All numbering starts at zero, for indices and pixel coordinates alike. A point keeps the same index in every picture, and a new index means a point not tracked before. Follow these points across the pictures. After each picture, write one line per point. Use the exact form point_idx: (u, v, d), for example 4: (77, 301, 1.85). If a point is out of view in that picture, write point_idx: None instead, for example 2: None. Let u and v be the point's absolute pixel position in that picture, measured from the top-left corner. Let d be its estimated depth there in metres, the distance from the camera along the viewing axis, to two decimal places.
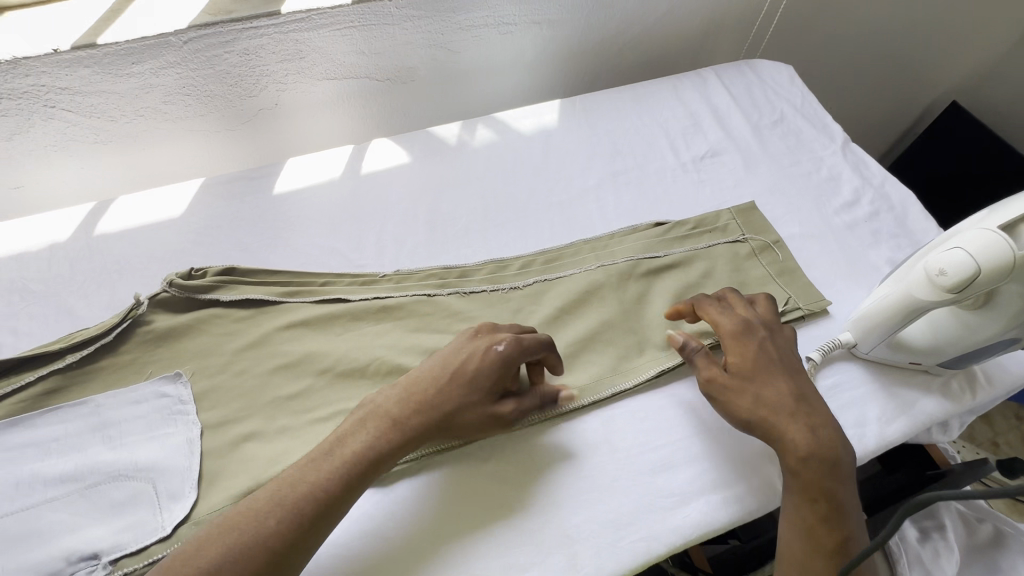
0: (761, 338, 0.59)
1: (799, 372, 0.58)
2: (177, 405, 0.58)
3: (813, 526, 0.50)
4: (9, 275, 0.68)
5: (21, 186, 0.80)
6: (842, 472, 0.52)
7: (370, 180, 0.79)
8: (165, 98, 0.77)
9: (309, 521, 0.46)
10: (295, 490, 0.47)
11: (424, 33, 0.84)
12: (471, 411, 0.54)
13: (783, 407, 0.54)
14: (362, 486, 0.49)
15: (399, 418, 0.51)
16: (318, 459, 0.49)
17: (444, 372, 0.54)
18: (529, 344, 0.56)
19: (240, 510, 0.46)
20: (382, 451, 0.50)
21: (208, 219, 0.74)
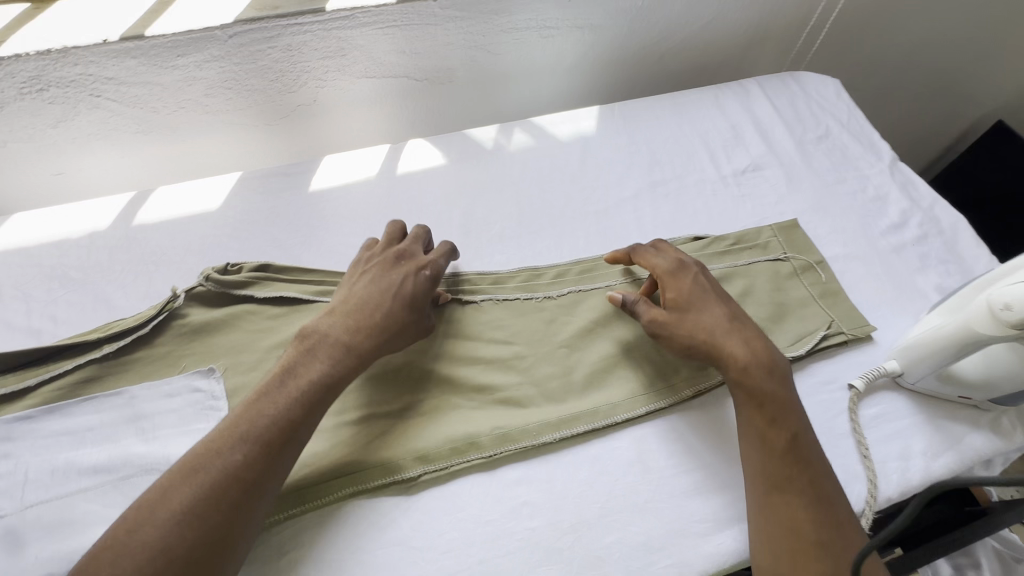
0: (693, 274, 0.64)
1: (729, 300, 0.64)
2: (210, 401, 0.58)
3: (764, 432, 0.55)
4: (50, 262, 0.69)
5: (64, 172, 0.81)
6: (782, 387, 0.57)
7: (405, 181, 0.79)
8: (207, 91, 0.78)
9: (277, 445, 0.48)
10: (254, 422, 0.49)
11: (466, 35, 0.83)
12: (413, 324, 0.59)
13: (717, 335, 0.59)
14: (322, 405, 0.53)
15: (348, 336, 0.56)
16: (269, 389, 0.51)
17: (384, 290, 0.59)
18: (440, 262, 0.64)
19: (196, 455, 0.47)
20: (337, 363, 0.54)
21: (244, 214, 0.74)
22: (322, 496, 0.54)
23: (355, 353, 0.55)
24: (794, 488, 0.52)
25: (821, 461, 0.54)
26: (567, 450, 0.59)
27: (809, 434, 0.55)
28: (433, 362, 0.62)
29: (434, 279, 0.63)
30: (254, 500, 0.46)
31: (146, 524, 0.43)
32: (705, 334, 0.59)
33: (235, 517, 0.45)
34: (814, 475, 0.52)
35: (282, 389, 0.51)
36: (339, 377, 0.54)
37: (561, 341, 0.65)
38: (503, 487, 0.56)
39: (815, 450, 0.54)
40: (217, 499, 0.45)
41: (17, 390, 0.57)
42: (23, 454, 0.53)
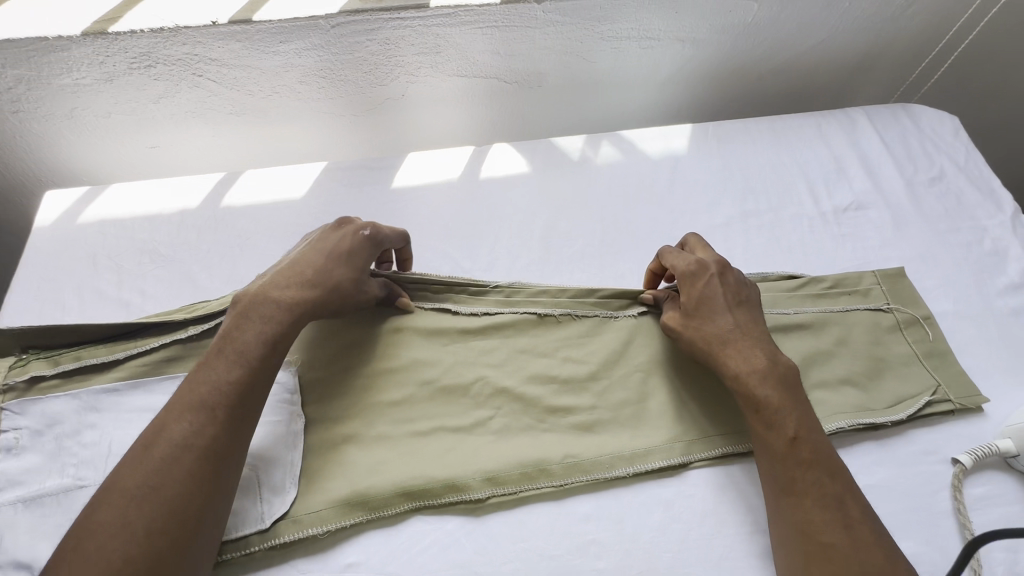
0: (711, 275, 0.59)
1: (747, 304, 0.59)
2: (284, 394, 0.57)
3: (765, 436, 0.52)
4: (142, 236, 0.70)
5: (158, 146, 0.83)
6: (784, 383, 0.54)
7: (488, 186, 0.77)
8: (302, 78, 0.78)
9: (224, 411, 0.47)
10: (198, 392, 0.47)
11: (564, 39, 0.80)
12: (351, 286, 0.56)
13: (718, 341, 0.56)
14: (268, 366, 0.50)
15: (283, 294, 0.52)
16: (209, 358, 0.49)
17: (320, 250, 0.56)
18: (384, 227, 0.61)
19: (147, 433, 0.46)
20: (274, 323, 0.51)
21: (327, 205, 0.74)
22: (388, 506, 0.53)
23: (296, 310, 0.52)
24: (797, 488, 0.50)
25: (829, 455, 0.51)
26: (640, 491, 0.56)
27: (815, 427, 0.52)
28: (507, 379, 0.61)
29: (376, 241, 0.60)
30: (213, 469, 0.45)
31: (105, 503, 0.43)
32: (705, 341, 0.57)
33: (190, 490, 0.44)
34: (820, 469, 0.50)
35: (220, 355, 0.49)
36: (282, 335, 0.51)
37: (638, 370, 0.62)
38: (570, 521, 0.54)
39: (822, 444, 0.51)
40: (170, 472, 0.44)
41: (104, 362, 0.58)
42: (107, 426, 0.54)
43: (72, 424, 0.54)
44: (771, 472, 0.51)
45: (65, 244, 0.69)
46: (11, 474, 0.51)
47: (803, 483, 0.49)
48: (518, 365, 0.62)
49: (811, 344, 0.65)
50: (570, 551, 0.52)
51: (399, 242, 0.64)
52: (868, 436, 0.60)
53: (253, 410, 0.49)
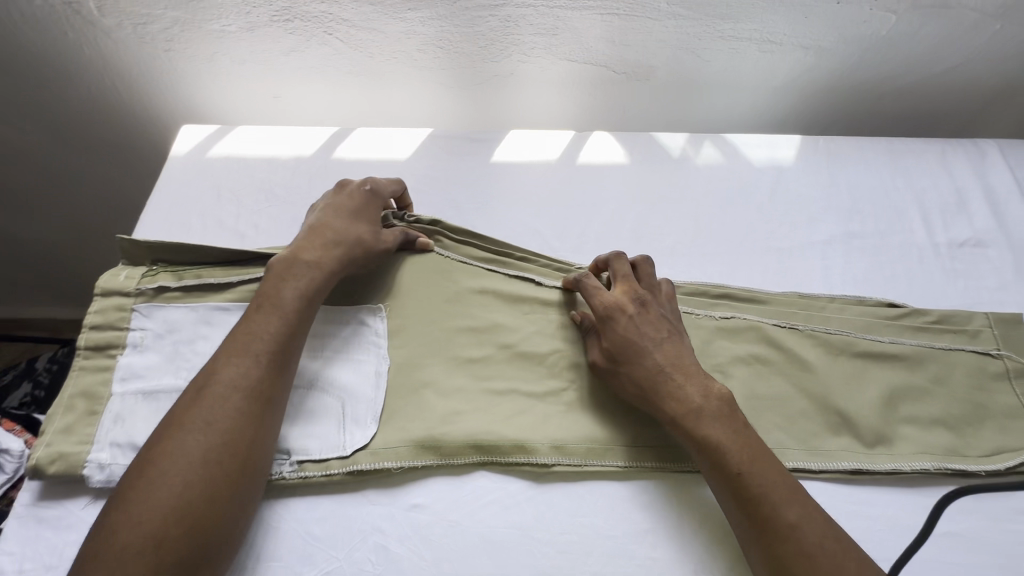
0: (628, 315, 0.57)
1: (672, 334, 0.57)
2: (372, 337, 0.61)
3: (713, 471, 0.51)
4: (261, 175, 0.76)
5: (279, 97, 0.89)
6: (718, 416, 0.52)
7: (583, 171, 0.78)
8: (421, 47, 0.81)
9: (268, 357, 0.50)
10: (243, 339, 0.50)
11: (681, 34, 0.79)
12: (369, 238, 0.62)
13: (650, 384, 0.54)
14: (304, 320, 0.54)
15: (313, 252, 0.57)
16: (248, 312, 0.53)
17: (336, 211, 0.61)
18: (387, 183, 0.68)
19: (197, 378, 0.49)
20: (307, 277, 0.55)
21: (429, 170, 0.77)
22: (458, 456, 0.55)
23: (326, 268, 0.57)
24: (753, 525, 0.48)
25: (774, 479, 0.49)
26: (703, 491, 0.55)
27: (766, 459, 0.50)
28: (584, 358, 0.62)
29: (380, 199, 0.66)
30: (259, 408, 0.48)
31: (165, 438, 0.46)
32: (637, 386, 0.55)
33: (239, 428, 0.47)
34: (767, 501, 0.48)
35: (259, 307, 0.53)
36: (317, 290, 0.55)
37: (714, 366, 0.62)
38: (629, 504, 0.54)
39: (765, 473, 0.49)
40: (222, 409, 0.47)
41: (220, 283, 0.63)
42: (218, 340, 0.60)
43: (189, 332, 0.60)
44: (729, 510, 0.50)
45: (195, 173, 0.75)
46: (135, 367, 0.58)
47: (760, 515, 0.48)
48: None
49: (904, 376, 0.62)
50: (625, 534, 0.53)
51: (396, 187, 0.69)
52: (955, 480, 0.57)
53: (292, 360, 0.52)
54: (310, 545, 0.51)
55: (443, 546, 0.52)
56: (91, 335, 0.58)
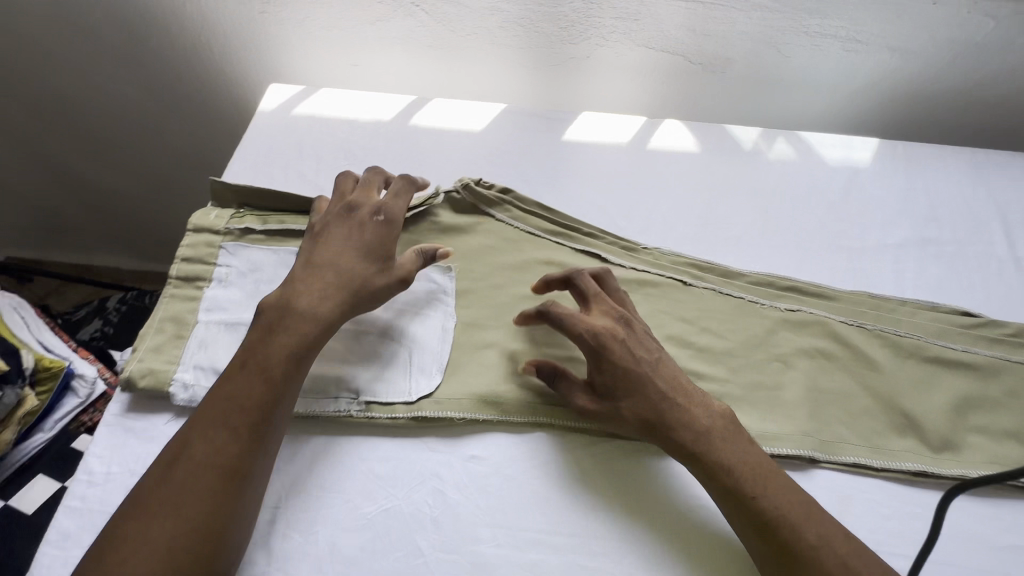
0: (622, 340, 0.55)
1: (662, 357, 0.56)
2: (441, 294, 0.63)
3: (724, 496, 0.50)
4: (341, 136, 0.79)
5: (359, 65, 0.92)
6: (725, 436, 0.52)
7: (653, 156, 0.78)
8: (502, 24, 0.83)
9: (247, 428, 0.48)
10: (223, 408, 0.48)
11: (765, 26, 0.78)
12: (373, 275, 0.56)
13: (655, 412, 0.53)
14: (291, 383, 0.51)
15: (305, 300, 0.54)
16: (230, 375, 0.50)
17: (335, 245, 0.57)
18: (394, 201, 0.60)
19: (172, 447, 0.47)
20: (299, 334, 0.52)
21: (501, 143, 0.79)
22: (517, 414, 0.56)
23: (321, 318, 0.53)
24: (772, 545, 0.48)
25: (788, 500, 0.49)
26: None
27: (774, 473, 0.51)
28: None
29: (389, 221, 0.59)
30: (234, 483, 0.46)
31: (133, 516, 0.44)
32: (641, 425, 0.53)
33: (211, 504, 0.45)
34: (787, 522, 0.48)
35: (243, 369, 0.50)
36: (307, 346, 0.52)
37: (776, 356, 0.62)
38: (683, 478, 0.55)
39: (776, 495, 0.49)
40: (193, 488, 0.45)
41: (301, 230, 0.66)
42: None
43: (269, 272, 0.63)
44: (743, 533, 0.49)
45: (279, 128, 0.79)
46: (219, 299, 0.61)
47: (781, 538, 0.48)
48: (657, 325, 0.63)
49: (975, 385, 0.60)
50: (675, 509, 0.53)
51: (405, 190, 0.62)
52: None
53: (276, 428, 0.50)
54: (371, 480, 0.53)
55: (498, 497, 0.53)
56: (182, 266, 0.62)
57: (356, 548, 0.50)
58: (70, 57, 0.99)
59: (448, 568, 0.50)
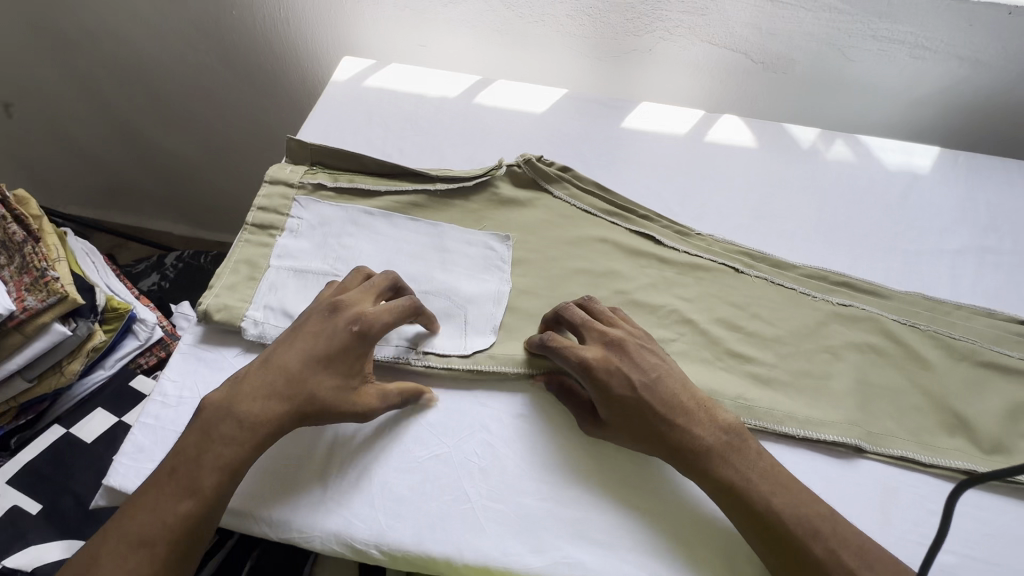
0: (614, 368, 0.53)
1: (661, 381, 0.53)
2: (498, 261, 0.66)
3: (729, 510, 0.49)
4: (408, 109, 0.82)
5: (426, 46, 0.95)
6: (726, 453, 0.50)
7: (710, 149, 0.79)
8: (570, 13, 0.85)
9: (165, 549, 0.45)
10: (143, 520, 0.46)
11: (833, 28, 0.79)
12: (327, 392, 0.52)
13: (653, 435, 0.52)
14: (218, 503, 0.48)
15: (248, 410, 0.50)
16: (157, 482, 0.47)
17: (297, 349, 0.52)
18: (378, 314, 0.54)
19: (81, 563, 0.45)
20: (233, 447, 0.49)
21: (561, 126, 0.81)
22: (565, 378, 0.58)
23: (257, 434, 0.49)
24: (778, 556, 0.47)
25: (797, 513, 0.48)
26: (802, 459, 0.56)
27: (785, 489, 0.49)
28: (695, 316, 0.63)
29: (364, 335, 0.53)
30: None
31: None
32: (642, 445, 0.52)
33: None
34: (794, 536, 0.47)
35: (171, 479, 0.47)
36: (240, 461, 0.49)
37: (825, 347, 0.62)
38: None
39: (783, 507, 0.48)
40: None
41: (370, 190, 0.69)
42: (362, 238, 0.65)
43: (337, 227, 0.66)
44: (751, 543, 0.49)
45: (350, 98, 0.83)
46: (289, 248, 0.64)
47: (787, 550, 0.47)
48: (707, 307, 0.64)
49: None
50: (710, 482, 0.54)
51: (404, 310, 0.55)
52: None
53: (198, 544, 0.47)
54: (425, 428, 0.55)
55: (543, 455, 0.55)
56: (258, 214, 0.65)
57: (407, 489, 0.52)
58: (155, 26, 1.05)
59: (493, 515, 0.52)
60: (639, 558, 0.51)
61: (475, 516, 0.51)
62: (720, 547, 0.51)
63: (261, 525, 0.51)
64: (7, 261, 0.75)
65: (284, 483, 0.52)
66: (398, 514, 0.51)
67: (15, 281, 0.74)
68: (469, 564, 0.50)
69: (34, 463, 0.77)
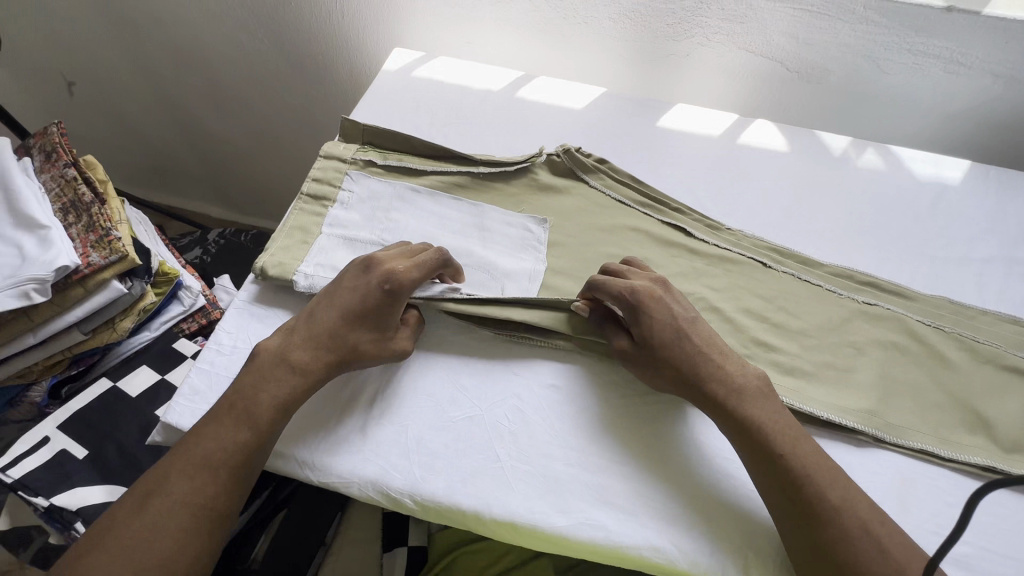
0: (659, 299, 0.56)
1: (698, 323, 0.57)
2: (534, 242, 0.69)
3: (753, 456, 0.51)
4: (453, 99, 0.86)
5: (471, 43, 1.00)
6: (758, 395, 0.54)
7: (743, 150, 0.82)
8: (612, 16, 0.88)
9: (226, 471, 0.49)
10: (207, 445, 0.50)
11: (869, 40, 0.81)
12: (366, 344, 0.56)
13: (690, 366, 0.54)
14: (273, 436, 0.52)
15: (300, 357, 0.54)
16: (218, 415, 0.51)
17: (335, 303, 0.56)
18: (408, 271, 0.56)
19: (147, 482, 0.48)
20: (289, 387, 0.53)
21: (599, 122, 0.84)
22: (594, 353, 0.61)
23: (308, 377, 0.54)
24: (797, 505, 0.48)
25: (815, 463, 0.50)
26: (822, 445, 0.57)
27: (807, 442, 0.52)
28: (722, 305, 0.66)
29: (397, 294, 0.56)
30: (209, 525, 0.48)
31: (95, 551, 0.45)
32: (677, 377, 0.55)
33: (185, 542, 0.46)
34: (810, 483, 0.49)
35: (230, 412, 0.51)
36: (293, 400, 0.53)
37: (849, 342, 0.64)
38: None
39: (803, 454, 0.50)
40: (167, 526, 0.46)
41: (417, 170, 0.73)
42: (407, 214, 0.69)
43: (385, 202, 0.70)
44: (769, 495, 0.50)
45: (399, 86, 0.87)
46: (339, 218, 0.68)
47: (805, 499, 0.48)
48: (734, 298, 0.66)
49: None
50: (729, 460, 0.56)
51: (431, 266, 0.58)
52: None
53: (254, 471, 0.51)
54: (461, 391, 0.59)
55: (571, 425, 0.58)
56: (312, 186, 0.70)
57: (441, 446, 0.55)
58: (210, 15, 1.10)
59: (520, 475, 0.54)
60: (657, 525, 0.52)
61: (504, 475, 0.54)
62: (734, 521, 0.53)
63: (301, 466, 0.54)
64: (74, 220, 0.80)
65: (327, 430, 0.56)
66: (432, 467, 0.54)
67: (81, 239, 0.79)
68: (496, 518, 0.52)
69: (82, 412, 0.82)
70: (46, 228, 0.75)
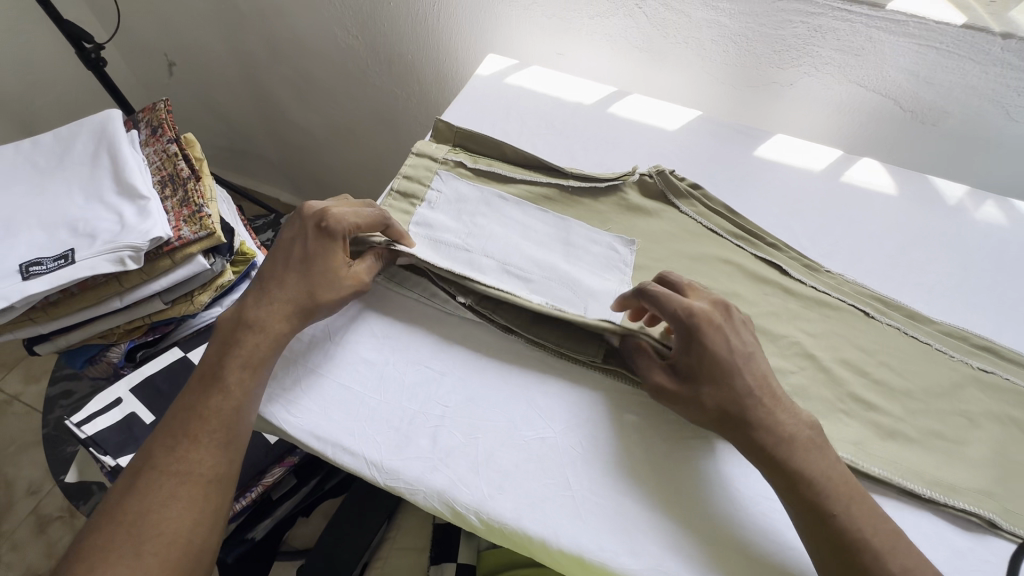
0: (716, 327, 0.52)
1: (753, 356, 0.53)
2: (620, 263, 0.66)
3: (800, 512, 0.47)
4: (543, 109, 0.85)
5: (562, 54, 0.99)
6: (809, 447, 0.49)
7: (845, 188, 0.77)
8: (716, 38, 0.85)
9: (207, 435, 0.50)
10: (188, 416, 0.51)
11: (999, 84, 0.75)
12: (320, 286, 0.56)
13: (737, 404, 0.50)
14: (249, 396, 0.52)
15: (257, 317, 0.55)
16: (192, 389, 0.53)
17: (279, 258, 0.57)
18: (342, 211, 0.58)
19: (136, 462, 0.49)
20: (254, 347, 0.53)
21: (692, 145, 0.81)
22: None
23: (272, 335, 0.54)
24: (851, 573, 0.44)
25: (871, 524, 0.46)
26: (928, 523, 0.52)
27: (856, 492, 0.48)
28: (818, 353, 0.61)
29: (333, 231, 0.57)
30: (203, 490, 0.48)
31: (97, 529, 0.46)
32: (720, 414, 0.51)
33: (182, 509, 0.47)
34: (869, 550, 0.45)
35: (202, 382, 0.53)
36: (261, 360, 0.54)
37: (963, 411, 0.58)
38: None
39: (859, 516, 0.46)
40: (160, 494, 0.47)
41: (505, 177, 0.72)
42: (492, 220, 0.68)
43: (471, 207, 0.69)
44: (819, 559, 0.46)
45: (490, 91, 0.87)
46: (428, 219, 0.67)
47: (859, 563, 0.44)
48: (831, 346, 0.62)
49: None
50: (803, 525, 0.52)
51: (369, 211, 0.60)
52: None
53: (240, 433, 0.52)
54: (535, 412, 0.57)
55: (663, 466, 0.54)
56: (403, 183, 0.70)
57: (514, 465, 0.53)
58: (308, 10, 1.13)
59: (593, 508, 0.51)
60: None
61: (577, 504, 0.51)
62: None
63: (370, 467, 0.53)
64: (170, 194, 0.84)
65: (393, 428, 0.55)
66: (500, 487, 0.52)
67: (175, 213, 0.81)
68: (564, 550, 0.49)
69: (153, 377, 0.85)
70: (146, 200, 0.78)
